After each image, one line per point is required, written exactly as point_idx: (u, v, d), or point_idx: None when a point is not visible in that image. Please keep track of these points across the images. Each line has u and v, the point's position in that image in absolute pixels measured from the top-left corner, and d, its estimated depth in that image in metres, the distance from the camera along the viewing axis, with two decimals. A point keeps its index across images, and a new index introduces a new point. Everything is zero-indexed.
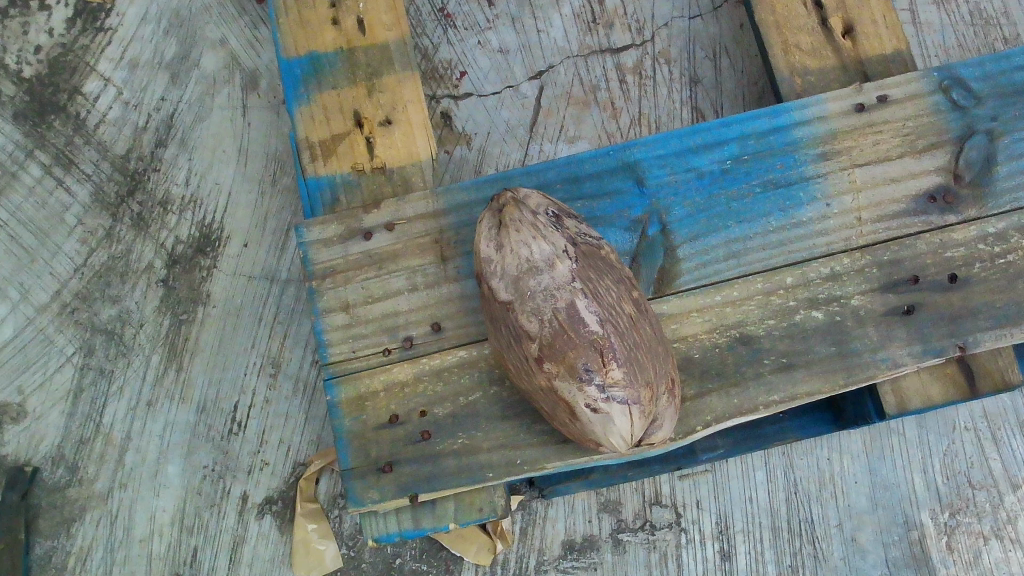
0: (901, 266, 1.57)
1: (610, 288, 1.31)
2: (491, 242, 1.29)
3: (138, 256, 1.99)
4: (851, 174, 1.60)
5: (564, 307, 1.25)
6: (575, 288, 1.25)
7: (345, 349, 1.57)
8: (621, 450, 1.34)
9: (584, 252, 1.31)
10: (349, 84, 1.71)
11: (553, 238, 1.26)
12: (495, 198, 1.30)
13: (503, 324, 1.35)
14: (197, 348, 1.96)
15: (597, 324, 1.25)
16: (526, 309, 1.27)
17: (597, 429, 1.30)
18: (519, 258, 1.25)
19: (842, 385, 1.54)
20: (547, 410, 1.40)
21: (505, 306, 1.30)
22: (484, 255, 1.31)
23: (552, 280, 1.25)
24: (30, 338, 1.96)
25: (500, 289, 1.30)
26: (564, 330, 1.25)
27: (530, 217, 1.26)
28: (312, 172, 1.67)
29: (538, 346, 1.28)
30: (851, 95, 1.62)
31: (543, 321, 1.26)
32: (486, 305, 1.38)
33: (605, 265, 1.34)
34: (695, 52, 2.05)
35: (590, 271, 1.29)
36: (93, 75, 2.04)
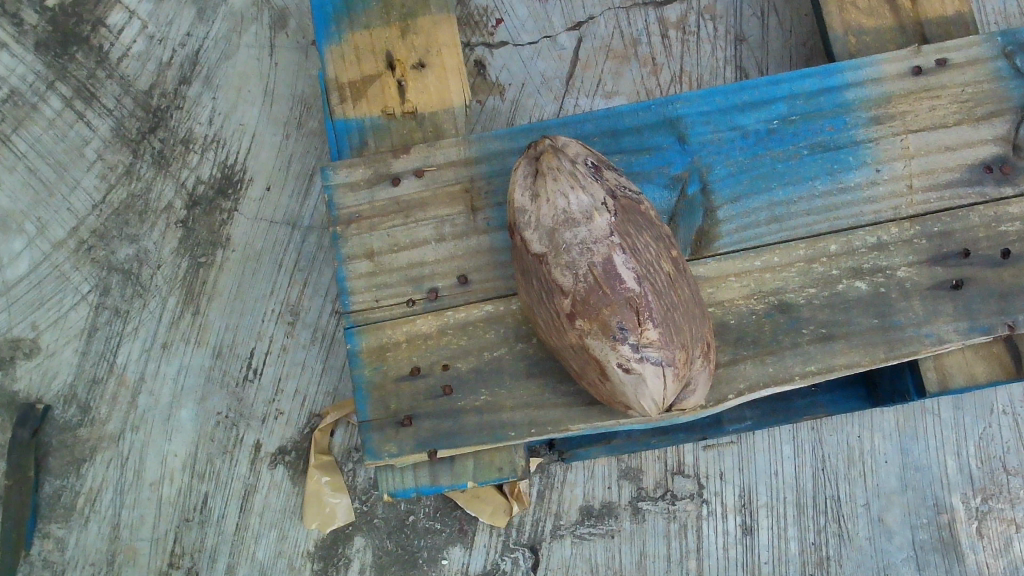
0: (951, 237, 1.50)
1: (649, 245, 1.25)
2: (526, 191, 1.21)
3: (157, 194, 1.94)
4: (904, 140, 1.53)
5: (599, 262, 1.19)
6: (612, 242, 1.19)
7: (368, 298, 1.52)
8: (653, 414, 1.30)
9: (624, 204, 1.25)
10: (383, 24, 1.64)
11: (592, 189, 1.19)
12: (532, 145, 1.23)
13: (534, 278, 1.29)
14: (215, 292, 1.91)
15: (634, 281, 1.19)
16: (559, 263, 1.21)
17: (628, 390, 1.25)
18: (556, 209, 1.18)
19: (882, 360, 1.47)
20: (574, 368, 1.35)
21: (538, 258, 1.24)
22: (519, 205, 1.24)
23: (589, 233, 1.18)
24: (46, 274, 1.92)
25: (533, 241, 1.23)
26: (598, 286, 1.20)
27: (569, 165, 1.19)
28: (340, 114, 1.61)
29: (571, 303, 1.22)
30: (908, 57, 1.54)
31: (577, 276, 1.20)
32: (519, 257, 1.32)
33: (644, 219, 1.28)
34: (743, 9, 1.96)
35: (630, 226, 1.23)
36: (118, 7, 1.99)
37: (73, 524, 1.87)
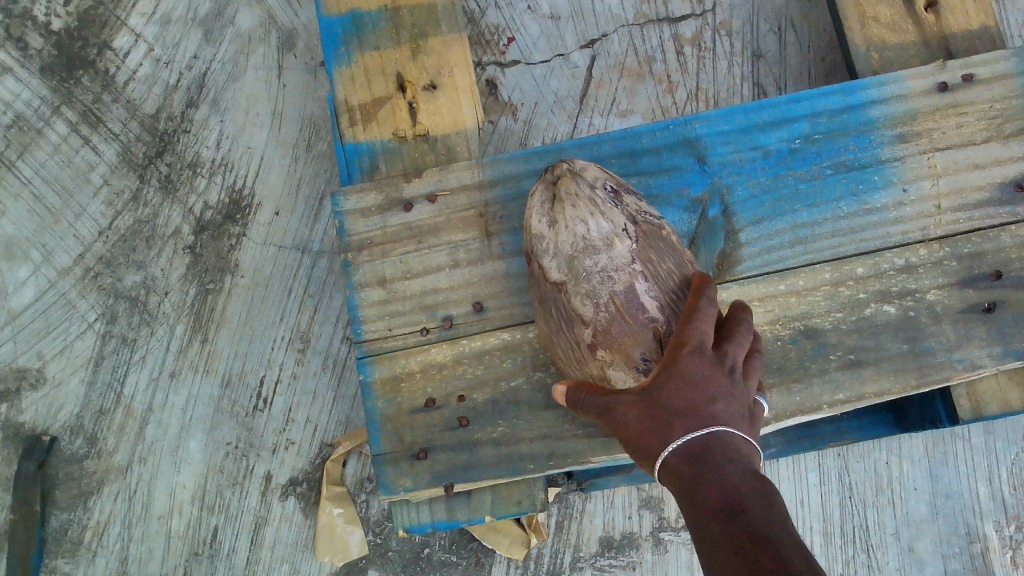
0: (982, 259, 1.45)
1: (672, 272, 1.20)
2: (544, 217, 1.17)
3: (165, 219, 1.90)
4: (931, 158, 1.48)
5: (621, 291, 1.16)
6: (634, 270, 1.15)
7: (381, 327, 1.48)
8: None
9: (645, 230, 1.20)
10: (393, 44, 1.60)
11: (612, 215, 1.15)
12: (548, 169, 1.18)
13: (552, 306, 1.25)
14: (224, 319, 1.87)
15: (657, 310, 1.15)
16: (579, 291, 1.17)
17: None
18: (575, 235, 1.14)
19: (913, 387, 1.43)
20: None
21: (556, 287, 1.20)
22: (536, 232, 1.19)
23: (610, 261, 1.15)
24: (52, 302, 1.88)
25: (551, 269, 1.19)
26: (620, 315, 1.16)
27: (588, 191, 1.14)
28: (351, 137, 1.57)
29: (592, 333, 1.19)
30: (933, 73, 1.50)
31: (598, 305, 1.17)
32: (536, 285, 1.28)
33: (666, 245, 1.23)
34: (759, 24, 1.92)
35: (652, 252, 1.19)
36: (124, 29, 1.96)
37: (80, 558, 1.83)
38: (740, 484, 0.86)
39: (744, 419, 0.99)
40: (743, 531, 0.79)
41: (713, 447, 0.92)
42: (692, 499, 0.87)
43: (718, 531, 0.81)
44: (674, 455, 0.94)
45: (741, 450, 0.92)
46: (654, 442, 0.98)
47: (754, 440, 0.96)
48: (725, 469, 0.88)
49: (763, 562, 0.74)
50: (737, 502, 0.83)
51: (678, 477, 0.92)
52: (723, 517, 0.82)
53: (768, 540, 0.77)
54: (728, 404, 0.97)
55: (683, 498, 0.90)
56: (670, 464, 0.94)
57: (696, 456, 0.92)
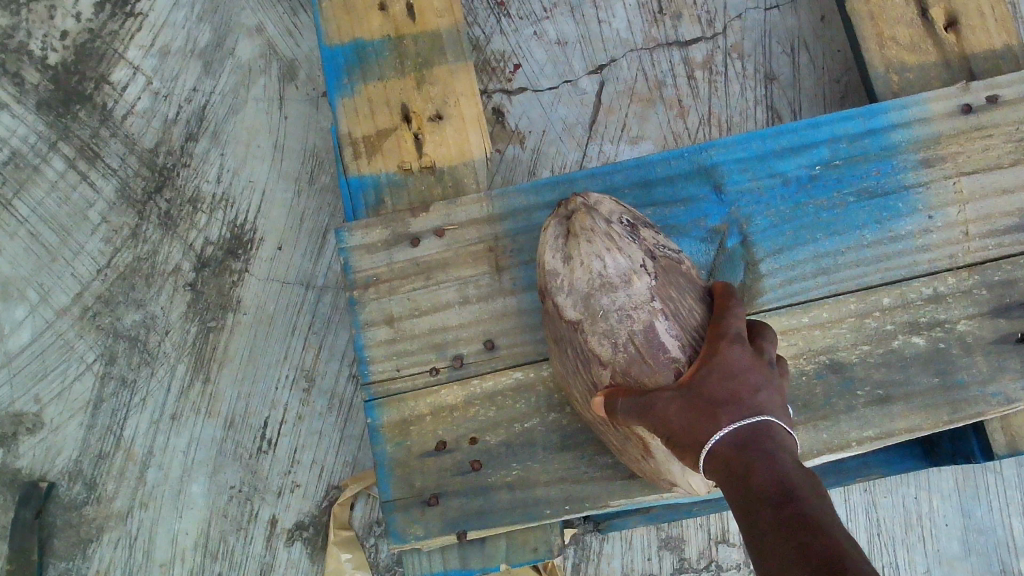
0: (1014, 287, 1.40)
1: (696, 310, 1.12)
2: (558, 253, 1.13)
3: (164, 256, 1.85)
4: (956, 183, 1.43)
5: (640, 329, 1.08)
6: (653, 307, 1.08)
7: (388, 367, 1.42)
8: (701, 492, 1.16)
9: (665, 265, 1.14)
10: (397, 74, 1.56)
11: (629, 250, 1.10)
12: (563, 204, 1.14)
13: (568, 346, 1.18)
14: (226, 358, 1.82)
15: (679, 349, 1.07)
16: (596, 330, 1.11)
17: (675, 469, 1.13)
18: (591, 272, 1.09)
19: (946, 423, 1.36)
20: (616, 445, 1.24)
21: (572, 325, 1.14)
22: (551, 269, 1.15)
23: (627, 298, 1.08)
24: (49, 343, 1.83)
25: (567, 307, 1.13)
26: (639, 355, 1.07)
27: (604, 226, 1.09)
28: (354, 170, 1.52)
29: (610, 374, 1.11)
30: (956, 95, 1.44)
31: (615, 344, 1.09)
32: (551, 324, 1.22)
33: (689, 282, 1.15)
34: (772, 46, 1.87)
35: (672, 289, 1.11)
36: (121, 62, 1.92)
37: None
38: (793, 476, 0.82)
39: (787, 414, 0.95)
40: (796, 518, 0.75)
41: (762, 438, 0.88)
42: (741, 484, 0.82)
43: (769, 517, 0.77)
44: (720, 444, 0.89)
45: (788, 444, 0.88)
46: (693, 433, 0.93)
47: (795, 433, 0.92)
48: (778, 457, 0.84)
49: (818, 544, 0.70)
50: (789, 490, 0.79)
51: (723, 467, 0.87)
52: (774, 505, 0.78)
53: (825, 528, 0.73)
54: (773, 396, 0.94)
55: (730, 488, 0.84)
56: (714, 456, 0.89)
57: (744, 445, 0.87)
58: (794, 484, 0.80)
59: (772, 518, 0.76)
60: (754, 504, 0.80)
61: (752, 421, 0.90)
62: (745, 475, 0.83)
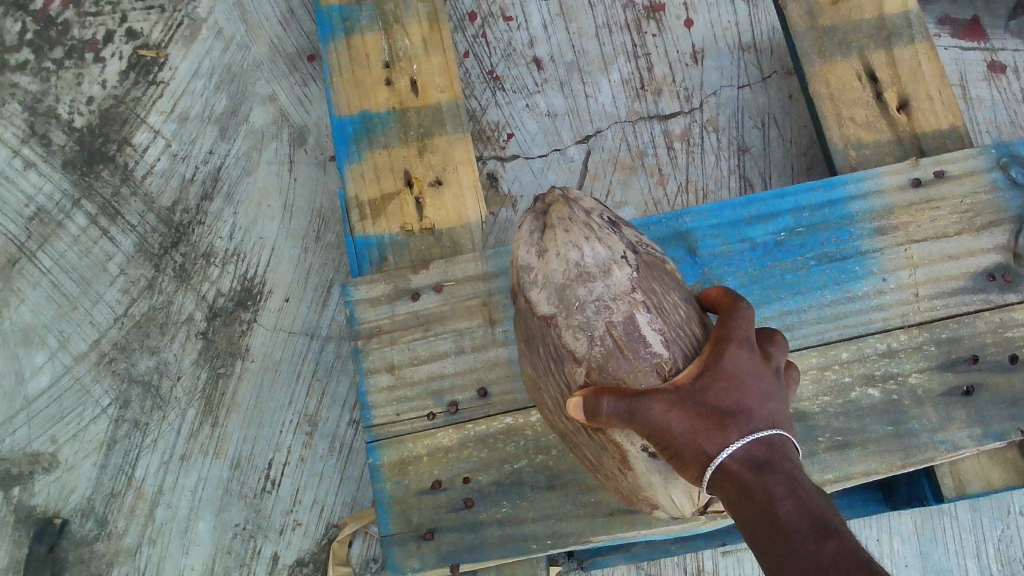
0: (960, 344, 1.54)
1: (678, 308, 1.08)
2: (532, 247, 1.08)
3: (178, 307, 1.98)
4: (907, 250, 1.58)
5: (620, 321, 1.03)
6: (635, 300, 1.03)
7: (389, 412, 1.54)
8: (686, 514, 1.12)
9: (646, 259, 1.10)
10: (401, 144, 1.71)
11: (610, 242, 1.05)
12: (539, 199, 1.10)
13: (540, 344, 1.12)
14: (234, 403, 1.93)
15: (661, 344, 1.03)
16: (571, 324, 1.04)
17: (656, 482, 1.08)
18: (568, 262, 1.03)
19: (899, 467, 1.49)
20: (588, 456, 1.20)
21: (545, 322, 1.07)
22: (523, 263, 1.09)
23: (607, 289, 1.03)
24: (66, 387, 1.95)
25: (539, 302, 1.07)
26: (618, 350, 1.02)
27: (583, 216, 1.06)
28: (360, 230, 1.66)
29: (585, 372, 1.05)
30: (907, 170, 1.61)
31: (593, 339, 1.03)
32: (522, 323, 1.15)
33: (666, 276, 1.12)
34: (744, 121, 2.04)
35: (655, 284, 1.07)
36: (143, 126, 2.08)
37: None
38: (815, 503, 0.88)
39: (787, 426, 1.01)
40: (835, 547, 0.81)
41: (778, 460, 0.93)
42: (768, 509, 0.87)
43: (809, 548, 0.82)
44: (733, 462, 0.93)
45: (798, 464, 0.94)
46: (699, 446, 0.95)
47: (794, 443, 0.98)
48: (799, 481, 0.90)
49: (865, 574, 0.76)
50: (821, 522, 0.85)
51: (739, 485, 0.91)
52: (811, 538, 0.83)
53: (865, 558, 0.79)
54: (775, 408, 0.99)
55: (749, 509, 0.89)
56: (727, 474, 0.93)
57: (761, 467, 0.92)
58: (823, 514, 0.86)
59: (810, 549, 0.82)
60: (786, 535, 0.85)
61: (763, 439, 0.95)
62: (772, 503, 0.88)
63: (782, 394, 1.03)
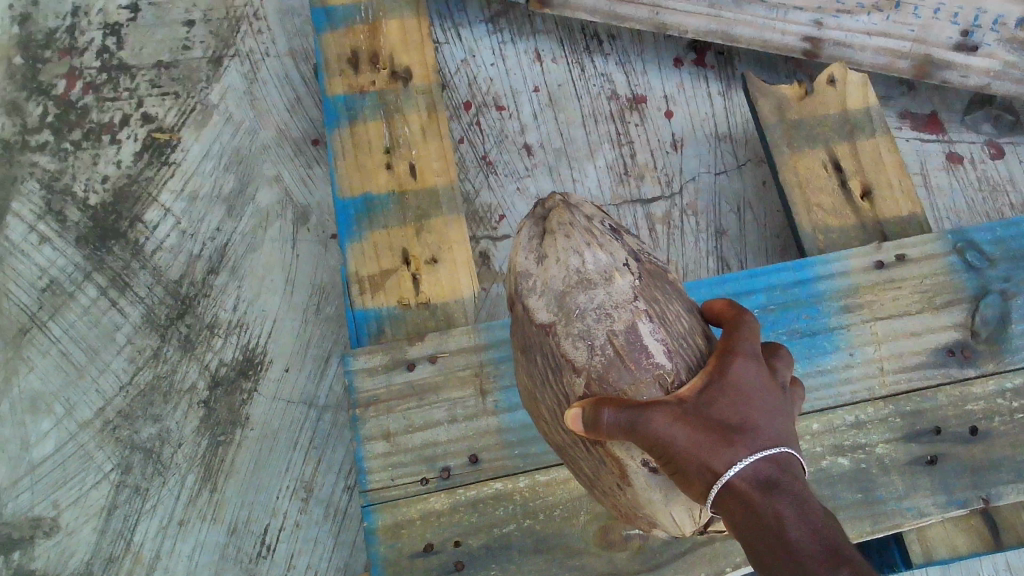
0: (923, 416, 1.63)
1: (680, 318, 1.11)
2: (531, 253, 1.10)
3: (182, 376, 2.06)
4: (872, 327, 1.69)
5: (621, 331, 1.05)
6: (637, 308, 1.06)
7: (384, 477, 1.61)
8: (685, 532, 1.14)
9: (651, 270, 1.12)
10: (400, 224, 1.83)
11: (611, 249, 1.08)
12: (538, 206, 1.14)
13: (537, 354, 1.13)
14: (233, 470, 2.00)
15: (662, 352, 1.05)
16: (570, 333, 1.06)
17: (656, 499, 1.09)
18: (569, 269, 1.06)
19: (869, 533, 1.57)
20: (586, 472, 1.22)
21: (543, 330, 1.09)
22: (521, 269, 1.11)
23: (608, 297, 1.06)
24: (70, 453, 2.01)
25: (538, 310, 1.09)
26: (619, 358, 1.05)
27: (584, 222, 1.09)
28: (360, 304, 1.77)
29: (584, 382, 1.07)
30: (871, 252, 1.73)
31: (593, 348, 1.06)
32: (520, 331, 1.16)
33: (671, 287, 1.14)
34: (721, 205, 2.17)
35: (657, 293, 1.10)
36: (154, 204, 2.19)
37: None
38: (825, 528, 0.90)
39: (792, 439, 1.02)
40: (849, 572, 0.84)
41: (786, 480, 0.94)
42: (780, 534, 0.90)
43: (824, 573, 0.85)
44: (740, 481, 0.94)
45: (804, 483, 0.95)
46: (703, 461, 0.96)
47: (800, 458, 0.99)
48: (808, 504, 0.92)
49: None
50: (833, 548, 0.88)
51: (747, 507, 0.93)
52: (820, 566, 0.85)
53: None
54: (781, 424, 1.00)
55: (761, 532, 0.91)
56: (733, 492, 0.94)
57: (768, 488, 0.93)
58: (833, 540, 0.89)
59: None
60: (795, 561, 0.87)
61: (770, 457, 0.96)
62: (783, 529, 0.90)
63: (787, 407, 1.04)
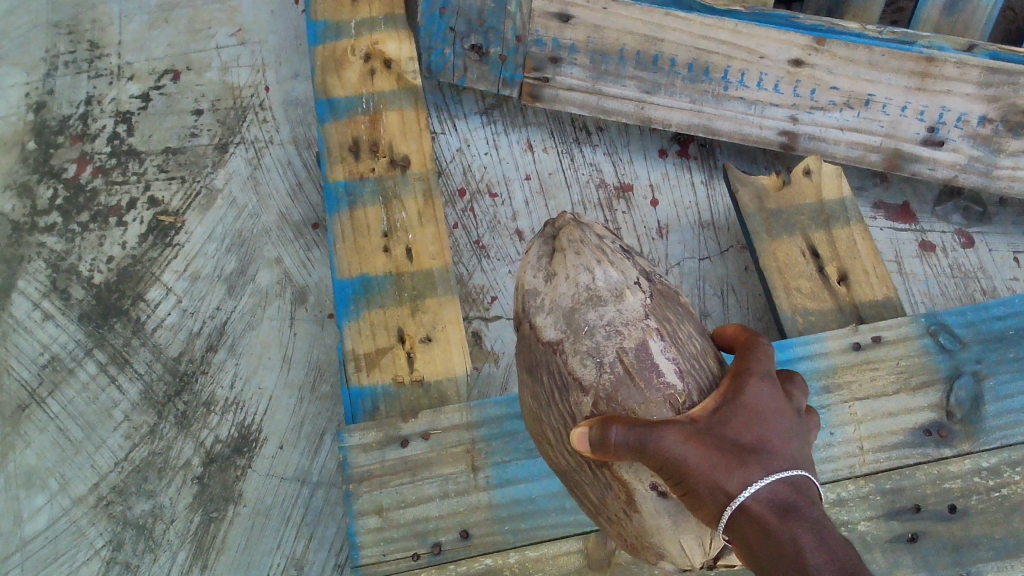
0: (903, 494, 1.68)
1: (691, 338, 1.16)
2: (540, 272, 1.18)
3: (177, 451, 2.09)
4: (851, 406, 1.75)
5: (631, 348, 1.09)
6: (649, 326, 1.11)
7: (376, 552, 1.64)
8: (694, 565, 1.15)
9: (661, 291, 1.18)
10: (396, 304, 1.90)
11: (621, 269, 1.15)
12: (548, 228, 1.22)
13: (544, 374, 1.17)
14: (224, 546, 2.01)
15: (673, 371, 1.10)
16: (579, 351, 1.11)
17: (664, 525, 1.11)
18: (578, 286, 1.13)
19: None
20: (592, 500, 1.24)
21: (550, 348, 1.15)
22: (529, 288, 1.19)
23: (619, 314, 1.11)
24: (62, 529, 2.02)
25: (545, 328, 1.15)
26: (629, 376, 1.09)
27: (595, 242, 1.17)
28: (355, 381, 1.82)
29: (592, 401, 1.11)
30: (848, 334, 1.81)
31: (602, 366, 1.10)
32: (526, 352, 1.22)
33: (683, 310, 1.21)
34: (706, 288, 2.25)
35: (667, 314, 1.15)
36: (157, 283, 2.26)
37: None
38: (839, 550, 0.93)
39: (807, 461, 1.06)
40: None
41: (801, 504, 0.97)
42: (797, 556, 0.92)
43: None
44: (755, 503, 0.97)
45: (820, 507, 0.98)
46: (715, 482, 0.99)
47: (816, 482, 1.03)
48: (823, 527, 0.95)
49: None
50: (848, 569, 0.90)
51: (762, 530, 0.95)
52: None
53: None
54: (795, 447, 1.04)
55: (776, 553, 0.93)
56: (748, 516, 0.97)
57: (783, 510, 0.96)
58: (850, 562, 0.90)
59: None
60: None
61: (785, 480, 0.99)
62: (799, 551, 0.92)
63: (801, 430, 1.08)
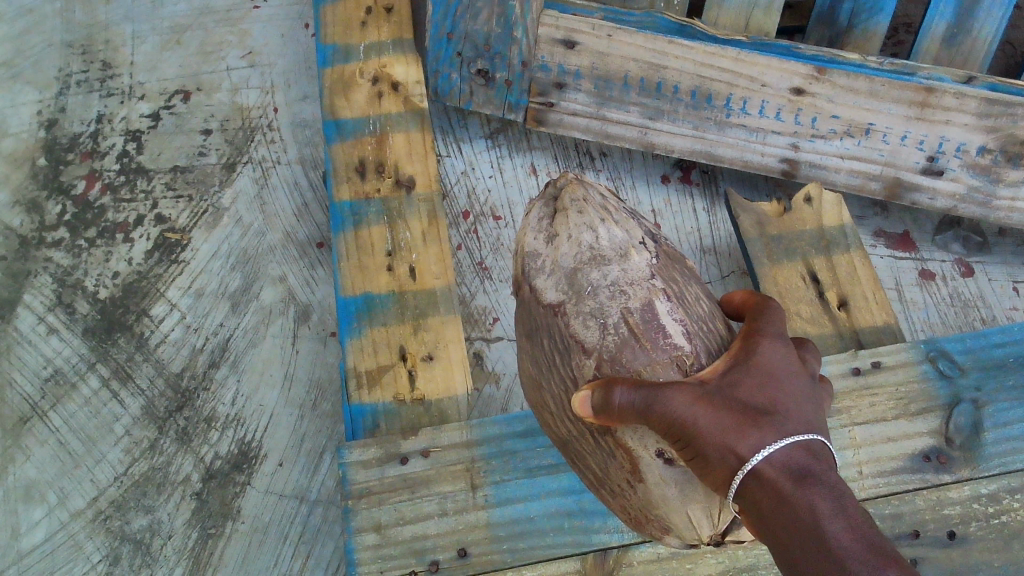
0: (902, 519, 1.67)
1: (696, 300, 1.24)
2: (541, 234, 1.28)
3: (177, 467, 2.09)
4: (851, 431, 1.75)
5: (636, 308, 1.17)
6: (654, 287, 1.19)
7: (373, 569, 1.63)
8: (703, 539, 1.18)
9: (665, 253, 1.27)
10: (398, 322, 1.91)
11: (627, 229, 1.24)
12: (549, 191, 1.32)
13: (545, 337, 1.26)
14: (220, 563, 2.00)
15: (679, 329, 1.17)
16: (581, 312, 1.20)
17: (671, 495, 1.16)
18: (580, 244, 1.22)
19: None
20: (594, 470, 1.30)
21: (551, 310, 1.24)
22: (530, 249, 1.29)
23: (624, 274, 1.19)
24: (59, 543, 2.02)
25: (547, 290, 1.24)
26: (635, 336, 1.16)
27: (598, 203, 1.26)
28: (357, 399, 1.83)
29: (594, 363, 1.18)
30: (849, 359, 1.82)
31: (605, 328, 1.18)
32: (528, 316, 1.31)
33: (690, 275, 1.29)
34: None
35: (672, 276, 1.24)
36: (161, 299, 2.28)
37: None
38: (852, 513, 0.97)
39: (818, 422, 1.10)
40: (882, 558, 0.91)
41: (814, 467, 1.01)
42: (812, 520, 0.96)
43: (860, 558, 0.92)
44: (767, 466, 1.02)
45: (835, 471, 1.02)
46: (723, 442, 1.04)
47: (829, 445, 1.07)
48: (837, 490, 0.99)
49: None
50: (862, 533, 0.95)
51: (776, 494, 0.99)
52: (860, 554, 0.92)
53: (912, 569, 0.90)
54: (806, 410, 1.08)
55: (792, 518, 0.97)
56: (762, 480, 1.01)
57: (796, 475, 1.00)
58: (862, 527, 0.96)
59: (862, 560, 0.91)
60: (832, 551, 0.93)
61: (798, 443, 1.03)
62: (815, 516, 0.96)
63: (813, 392, 1.13)
